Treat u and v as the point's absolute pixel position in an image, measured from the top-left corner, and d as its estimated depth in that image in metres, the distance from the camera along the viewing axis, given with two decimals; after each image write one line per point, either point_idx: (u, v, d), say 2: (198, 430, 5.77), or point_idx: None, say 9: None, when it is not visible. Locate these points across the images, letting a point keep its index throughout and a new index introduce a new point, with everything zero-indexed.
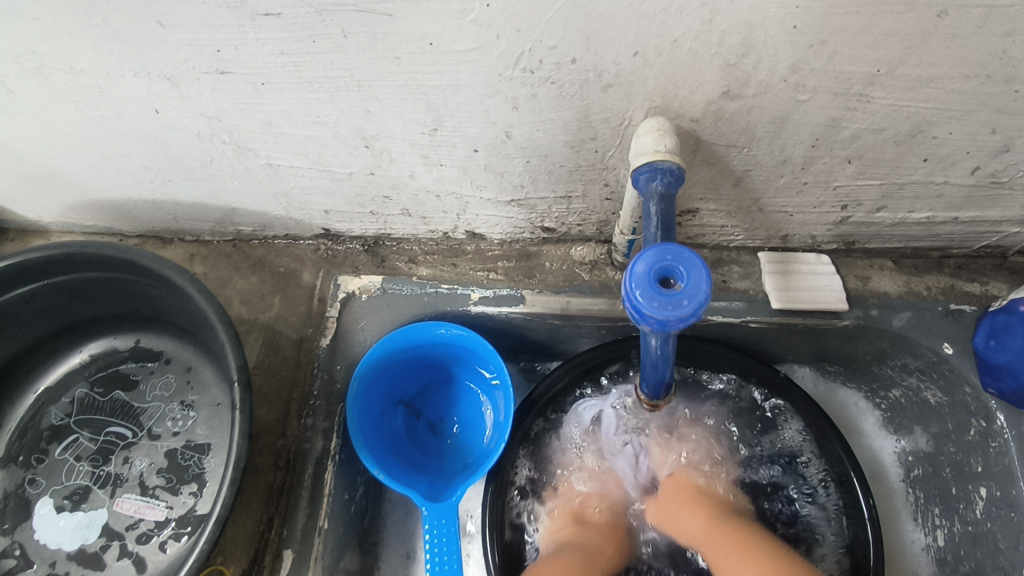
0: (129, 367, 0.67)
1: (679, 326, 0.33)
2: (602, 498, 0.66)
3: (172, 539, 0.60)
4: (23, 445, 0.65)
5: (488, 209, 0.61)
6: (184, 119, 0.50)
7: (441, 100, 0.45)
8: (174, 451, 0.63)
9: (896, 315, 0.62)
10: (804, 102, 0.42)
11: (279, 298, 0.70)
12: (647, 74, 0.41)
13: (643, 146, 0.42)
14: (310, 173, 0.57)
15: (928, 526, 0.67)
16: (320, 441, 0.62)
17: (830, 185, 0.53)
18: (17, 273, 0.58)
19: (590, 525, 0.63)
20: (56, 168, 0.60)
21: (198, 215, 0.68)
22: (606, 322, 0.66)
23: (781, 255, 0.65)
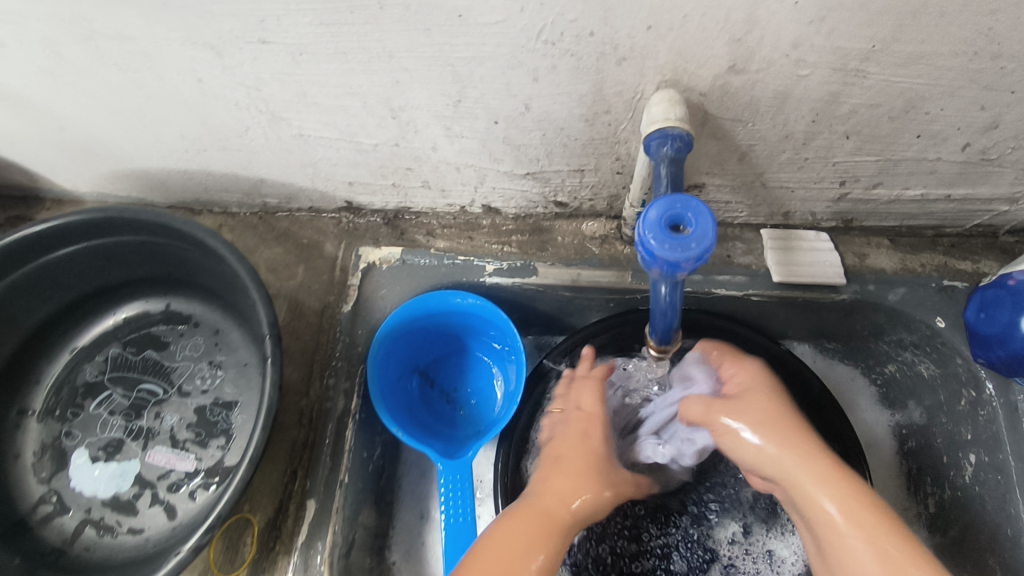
0: (160, 329, 0.71)
1: (687, 267, 0.36)
2: (588, 434, 0.60)
3: (201, 488, 0.64)
4: (59, 400, 0.68)
5: (504, 183, 0.65)
6: (224, 88, 0.54)
7: (466, 71, 0.48)
8: (203, 407, 0.67)
9: (892, 290, 0.65)
10: (805, 77, 0.45)
11: (302, 268, 0.73)
12: (659, 47, 0.44)
13: (655, 116, 0.45)
14: (338, 144, 0.61)
15: (921, 495, 0.70)
16: (341, 401, 0.66)
17: (829, 160, 0.56)
18: (59, 234, 0.62)
19: (573, 469, 0.56)
20: (98, 135, 0.63)
21: (228, 186, 0.71)
22: (615, 294, 0.69)
23: (783, 232, 0.68)
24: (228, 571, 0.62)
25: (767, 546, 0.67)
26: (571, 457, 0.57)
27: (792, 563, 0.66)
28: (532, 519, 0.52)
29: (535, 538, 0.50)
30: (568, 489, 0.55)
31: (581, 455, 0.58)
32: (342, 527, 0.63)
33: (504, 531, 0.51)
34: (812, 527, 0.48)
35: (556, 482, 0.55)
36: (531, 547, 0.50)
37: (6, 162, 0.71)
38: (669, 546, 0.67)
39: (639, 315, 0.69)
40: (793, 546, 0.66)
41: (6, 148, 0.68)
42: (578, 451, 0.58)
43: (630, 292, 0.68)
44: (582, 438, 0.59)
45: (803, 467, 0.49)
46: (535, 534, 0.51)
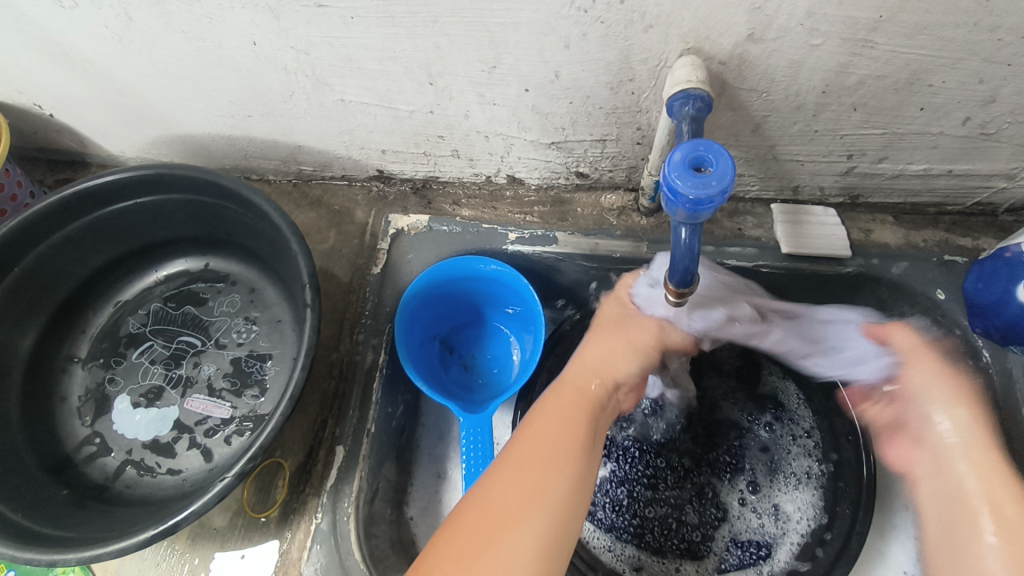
0: (200, 287, 0.75)
1: (709, 206, 0.39)
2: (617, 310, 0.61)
3: (235, 433, 0.67)
4: (103, 348, 0.72)
5: (530, 152, 0.69)
6: (276, 51, 0.58)
7: (503, 37, 0.52)
8: (238, 358, 0.71)
9: (895, 264, 0.69)
10: (817, 46, 0.49)
11: (334, 232, 0.78)
12: (683, 15, 0.48)
13: (678, 78, 0.50)
14: (376, 110, 0.65)
15: None
16: (370, 355, 0.69)
17: (838, 133, 0.60)
18: (113, 189, 0.66)
19: (604, 344, 0.58)
20: (151, 99, 0.68)
21: (268, 152, 0.76)
22: (630, 263, 0.72)
23: (792, 207, 0.71)
24: (262, 511, 0.64)
25: (773, 501, 0.70)
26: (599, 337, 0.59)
27: (795, 517, 0.69)
28: (565, 394, 0.53)
29: (569, 409, 0.51)
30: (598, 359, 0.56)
31: (608, 331, 0.59)
32: (368, 475, 0.66)
33: (537, 426, 0.50)
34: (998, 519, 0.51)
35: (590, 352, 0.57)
36: (568, 419, 0.50)
37: (59, 125, 0.75)
38: (682, 498, 0.71)
39: None
40: (798, 502, 0.69)
41: (62, 110, 0.72)
42: (607, 329, 0.59)
43: (645, 261, 0.72)
44: (610, 318, 0.61)
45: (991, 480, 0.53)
46: (571, 409, 0.51)
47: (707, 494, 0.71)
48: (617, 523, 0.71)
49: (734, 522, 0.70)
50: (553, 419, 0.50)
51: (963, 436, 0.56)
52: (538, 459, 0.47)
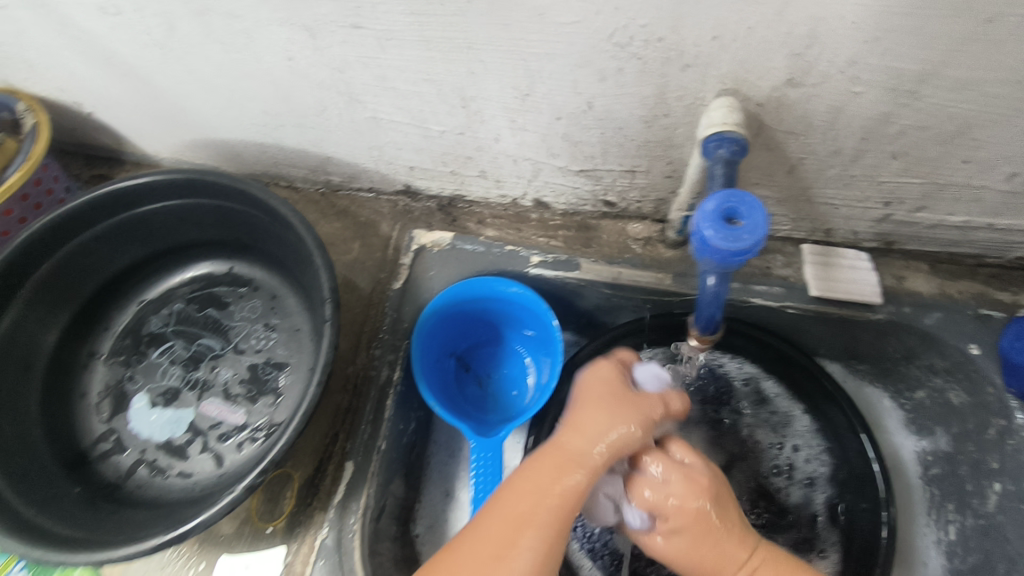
0: (223, 290, 0.76)
1: (737, 259, 0.38)
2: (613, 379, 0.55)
3: (248, 440, 0.67)
4: (125, 346, 0.73)
5: (558, 178, 0.68)
6: (311, 68, 0.58)
7: (537, 67, 0.52)
8: (255, 364, 0.71)
9: (927, 314, 0.67)
10: (859, 94, 0.48)
11: (358, 244, 0.78)
12: (722, 56, 0.47)
13: (713, 119, 0.48)
14: (406, 128, 0.65)
15: (940, 521, 0.71)
16: (385, 371, 0.69)
17: (875, 179, 0.58)
18: (145, 191, 0.67)
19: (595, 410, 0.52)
20: (188, 105, 0.69)
21: (298, 161, 0.77)
22: (653, 294, 0.71)
23: (823, 248, 0.70)
24: (269, 520, 0.65)
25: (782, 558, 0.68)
26: (589, 407, 0.53)
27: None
28: (549, 470, 0.49)
29: (551, 492, 0.48)
30: (585, 430, 0.51)
31: (609, 404, 0.52)
32: (376, 493, 0.65)
33: (508, 516, 0.47)
34: None
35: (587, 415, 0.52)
36: (541, 502, 0.47)
37: (97, 124, 0.77)
38: None
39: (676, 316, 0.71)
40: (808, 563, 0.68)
41: (101, 109, 0.74)
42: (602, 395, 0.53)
43: (668, 294, 0.70)
44: (611, 387, 0.54)
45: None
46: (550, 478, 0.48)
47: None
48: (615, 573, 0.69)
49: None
50: (526, 505, 0.47)
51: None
52: (496, 560, 0.45)
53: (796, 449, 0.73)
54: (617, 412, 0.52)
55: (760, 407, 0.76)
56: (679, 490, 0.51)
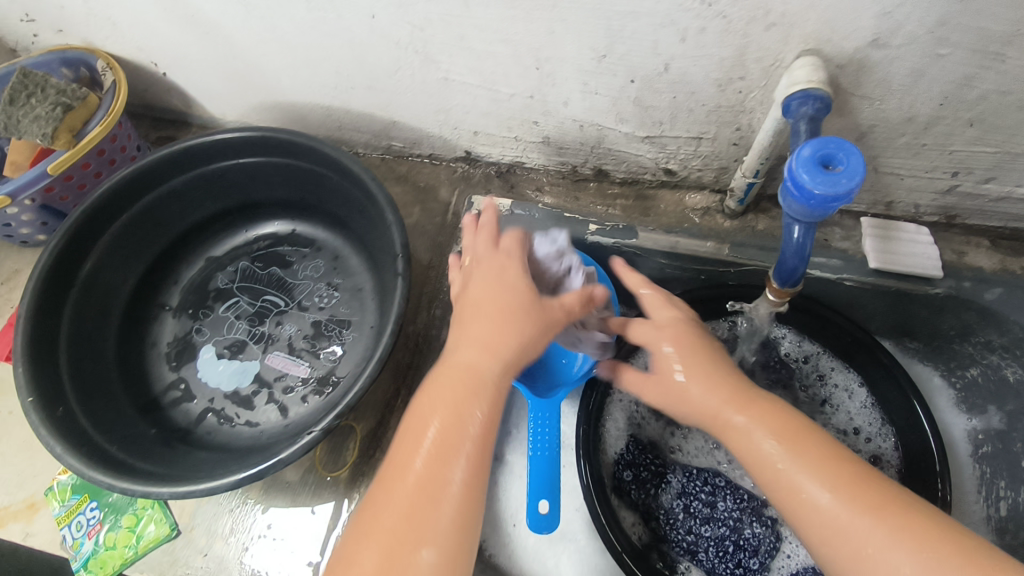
0: (286, 250, 0.78)
1: (833, 205, 0.39)
2: (502, 270, 0.50)
3: (312, 393, 0.69)
4: (193, 300, 0.76)
5: (622, 144, 0.69)
6: (391, 26, 0.60)
7: (619, 26, 0.53)
8: (319, 321, 0.73)
9: (988, 289, 0.67)
10: (943, 56, 0.48)
11: (418, 209, 0.80)
12: (810, 15, 0.47)
13: (797, 78, 0.50)
14: (477, 90, 0.66)
15: (991, 499, 0.71)
16: (446, 331, 0.71)
17: (946, 148, 0.59)
18: (219, 147, 0.69)
19: (485, 312, 0.46)
20: (262, 66, 0.71)
21: (362, 125, 0.78)
22: (710, 264, 0.72)
23: (883, 221, 0.70)
24: (332, 470, 0.66)
25: None
26: (483, 318, 0.46)
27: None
28: (457, 393, 0.43)
29: (460, 420, 0.42)
30: (479, 342, 0.45)
31: (499, 310, 0.46)
32: None
33: (422, 454, 0.40)
34: (836, 489, 0.39)
35: (475, 325, 0.46)
36: (460, 417, 0.42)
37: (169, 85, 0.79)
38: (742, 520, 0.70)
39: (731, 286, 0.71)
40: None
41: (176, 70, 0.76)
42: (492, 303, 0.47)
43: (726, 263, 0.71)
44: (491, 283, 0.49)
45: (792, 452, 0.41)
46: (453, 391, 0.43)
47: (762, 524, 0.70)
48: (669, 536, 0.70)
49: (783, 558, 0.69)
50: (433, 448, 0.41)
51: (748, 421, 0.44)
52: (412, 514, 0.38)
53: (850, 428, 0.74)
54: (509, 319, 0.46)
55: (814, 384, 0.76)
56: (670, 321, 0.51)
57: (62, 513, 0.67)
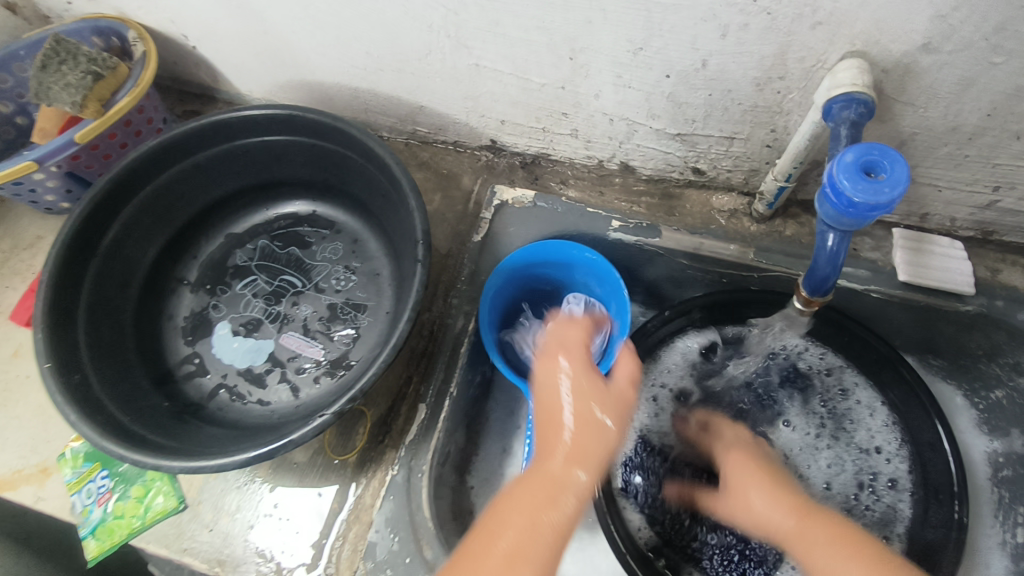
0: (306, 231, 0.78)
1: (872, 214, 0.37)
2: (585, 360, 0.49)
3: (324, 375, 0.69)
4: (211, 276, 0.76)
5: (651, 141, 0.68)
6: (425, 9, 0.59)
7: (659, 18, 0.51)
8: (335, 304, 0.73)
9: (1022, 309, 0.66)
10: (997, 65, 0.47)
11: (439, 196, 0.79)
12: (859, 15, 0.45)
13: (841, 80, 0.48)
14: (507, 78, 0.65)
15: (1008, 523, 0.69)
16: (461, 320, 0.70)
17: (989, 161, 0.57)
18: (245, 124, 0.69)
19: (573, 404, 0.45)
20: (291, 43, 0.70)
21: (388, 108, 0.78)
22: (732, 267, 0.71)
23: (915, 234, 0.68)
24: (340, 454, 0.66)
25: None
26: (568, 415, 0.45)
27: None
28: (539, 499, 0.41)
29: (540, 524, 0.40)
30: (571, 446, 0.43)
31: (590, 407, 0.45)
32: (445, 436, 0.66)
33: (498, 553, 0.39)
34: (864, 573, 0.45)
35: (562, 427, 0.45)
36: (540, 520, 0.40)
37: (197, 59, 0.79)
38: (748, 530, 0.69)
39: (752, 295, 0.71)
40: None
41: (205, 43, 0.75)
42: (577, 397, 0.46)
43: (749, 268, 0.70)
44: (580, 378, 0.47)
45: (825, 539, 0.49)
46: (540, 494, 0.41)
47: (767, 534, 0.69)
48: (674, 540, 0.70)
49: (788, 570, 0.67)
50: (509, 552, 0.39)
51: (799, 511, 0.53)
52: None
53: (870, 445, 0.71)
54: (586, 396, 0.46)
55: (834, 396, 0.74)
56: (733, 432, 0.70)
57: (73, 480, 0.68)
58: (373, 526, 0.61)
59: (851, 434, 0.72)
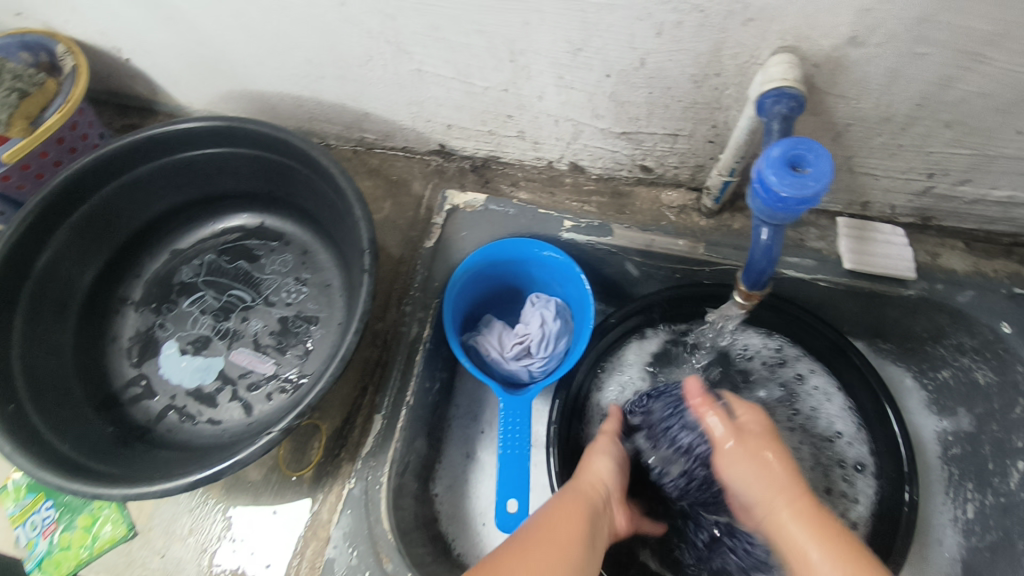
0: (254, 244, 0.76)
1: (800, 208, 0.37)
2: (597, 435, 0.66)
3: (277, 390, 0.68)
4: (156, 294, 0.73)
5: (597, 140, 0.68)
6: (362, 14, 0.58)
7: (595, 19, 0.51)
8: (286, 317, 0.71)
9: (961, 292, 0.67)
10: (922, 56, 0.48)
11: (390, 203, 0.78)
12: (787, 11, 0.46)
13: (773, 75, 0.48)
14: (451, 82, 0.64)
15: (958, 500, 0.71)
16: (415, 327, 0.69)
17: (923, 150, 0.58)
18: (184, 137, 0.67)
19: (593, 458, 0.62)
20: (229, 53, 0.68)
21: (334, 116, 0.76)
22: (683, 262, 0.72)
23: (859, 222, 0.70)
24: (296, 469, 0.65)
25: None
26: (587, 459, 0.62)
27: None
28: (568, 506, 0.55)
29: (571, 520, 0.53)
30: (589, 474, 0.60)
31: (599, 448, 0.63)
32: (403, 446, 0.66)
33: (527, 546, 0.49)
34: None
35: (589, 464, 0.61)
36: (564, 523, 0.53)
37: (133, 71, 0.77)
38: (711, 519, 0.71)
39: (706, 287, 0.72)
40: None
41: (139, 55, 0.73)
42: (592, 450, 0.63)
43: (700, 262, 0.71)
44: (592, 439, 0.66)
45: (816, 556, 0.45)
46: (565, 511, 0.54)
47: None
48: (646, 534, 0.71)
49: None
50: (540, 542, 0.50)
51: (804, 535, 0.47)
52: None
53: (829, 430, 0.73)
54: (598, 443, 0.64)
55: (790, 383, 0.75)
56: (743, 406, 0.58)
57: (17, 512, 0.65)
58: (330, 542, 0.60)
59: (811, 420, 0.73)
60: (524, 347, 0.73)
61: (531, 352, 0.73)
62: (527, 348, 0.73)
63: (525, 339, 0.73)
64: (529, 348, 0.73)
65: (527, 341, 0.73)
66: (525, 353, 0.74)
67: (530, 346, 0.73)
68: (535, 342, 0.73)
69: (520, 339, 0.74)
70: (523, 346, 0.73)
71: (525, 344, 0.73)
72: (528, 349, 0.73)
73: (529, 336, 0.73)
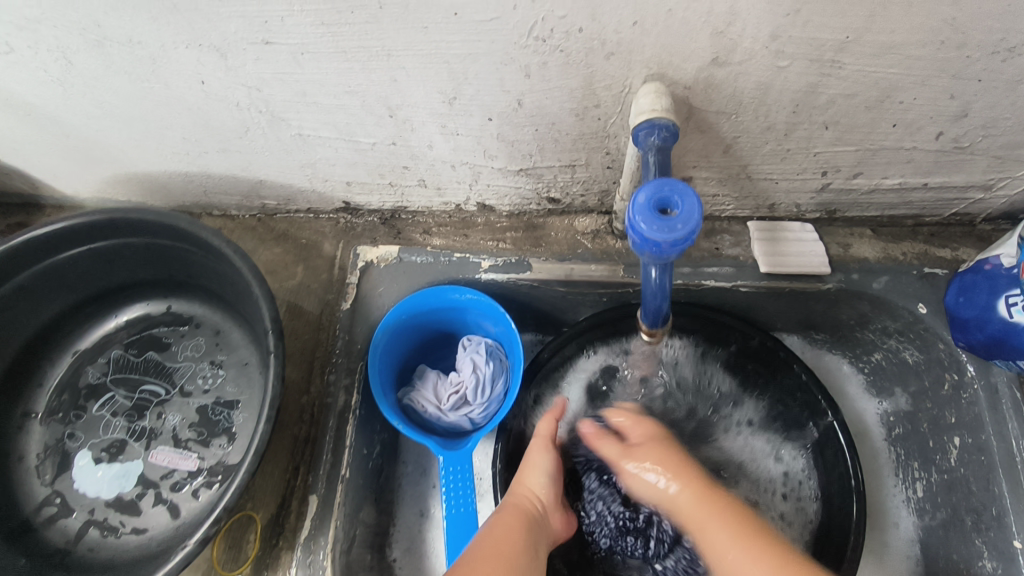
0: (162, 331, 0.72)
1: (672, 250, 0.38)
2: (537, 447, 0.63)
3: (203, 487, 0.64)
4: (62, 401, 0.69)
5: (499, 180, 0.67)
6: (226, 89, 0.55)
7: (461, 69, 0.50)
8: (204, 406, 0.68)
9: (875, 278, 0.67)
10: (784, 68, 0.48)
11: (301, 268, 0.76)
12: (645, 42, 0.46)
13: (642, 107, 0.48)
14: (337, 143, 0.62)
15: (908, 480, 0.72)
16: (342, 397, 0.66)
17: (810, 151, 0.59)
18: (63, 235, 0.63)
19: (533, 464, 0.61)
20: (102, 141, 0.65)
21: (228, 188, 0.74)
22: (606, 287, 0.71)
23: (768, 223, 0.70)
24: (233, 568, 0.62)
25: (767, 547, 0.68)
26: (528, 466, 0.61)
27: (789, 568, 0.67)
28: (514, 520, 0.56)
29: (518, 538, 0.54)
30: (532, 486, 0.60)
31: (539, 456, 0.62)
32: (344, 522, 0.63)
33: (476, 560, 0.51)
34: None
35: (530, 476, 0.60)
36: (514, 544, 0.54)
37: (7, 168, 0.72)
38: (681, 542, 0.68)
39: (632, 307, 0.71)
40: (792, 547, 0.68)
41: (8, 153, 0.69)
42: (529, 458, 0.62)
43: (621, 285, 0.70)
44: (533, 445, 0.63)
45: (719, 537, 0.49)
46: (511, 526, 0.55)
47: (697, 566, 0.63)
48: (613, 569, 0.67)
49: None
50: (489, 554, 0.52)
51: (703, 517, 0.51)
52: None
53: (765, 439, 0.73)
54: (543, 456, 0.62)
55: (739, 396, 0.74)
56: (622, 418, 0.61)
57: None
58: None
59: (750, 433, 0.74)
60: (463, 396, 0.71)
61: (471, 401, 0.71)
62: (467, 397, 0.71)
63: (465, 388, 0.71)
64: (471, 397, 0.70)
65: (467, 389, 0.71)
66: (465, 401, 0.71)
67: (470, 395, 0.71)
68: (474, 390, 0.70)
69: (459, 389, 0.71)
70: (462, 394, 0.71)
71: (465, 393, 0.71)
72: (468, 399, 0.71)
73: (467, 385, 0.71)
